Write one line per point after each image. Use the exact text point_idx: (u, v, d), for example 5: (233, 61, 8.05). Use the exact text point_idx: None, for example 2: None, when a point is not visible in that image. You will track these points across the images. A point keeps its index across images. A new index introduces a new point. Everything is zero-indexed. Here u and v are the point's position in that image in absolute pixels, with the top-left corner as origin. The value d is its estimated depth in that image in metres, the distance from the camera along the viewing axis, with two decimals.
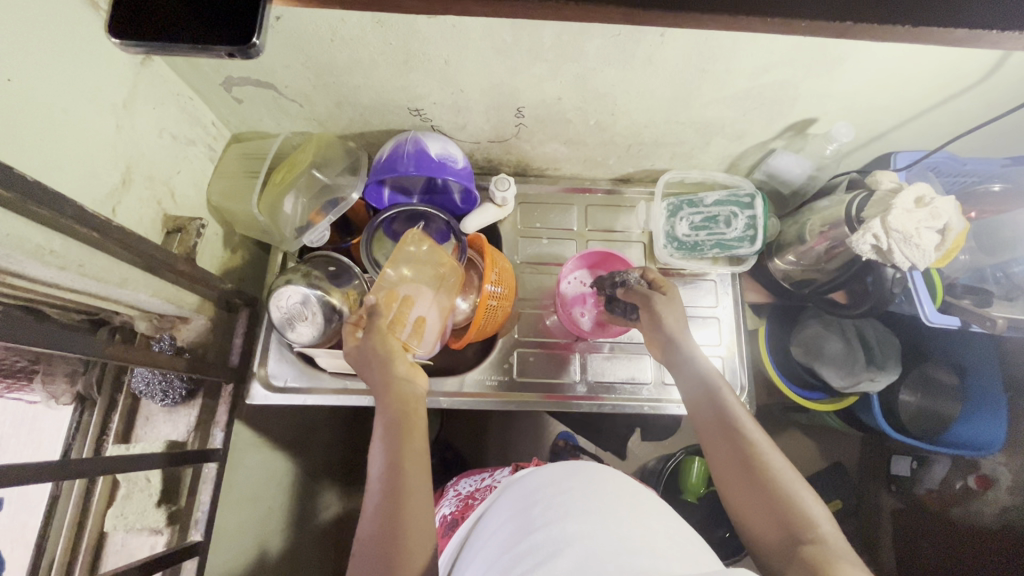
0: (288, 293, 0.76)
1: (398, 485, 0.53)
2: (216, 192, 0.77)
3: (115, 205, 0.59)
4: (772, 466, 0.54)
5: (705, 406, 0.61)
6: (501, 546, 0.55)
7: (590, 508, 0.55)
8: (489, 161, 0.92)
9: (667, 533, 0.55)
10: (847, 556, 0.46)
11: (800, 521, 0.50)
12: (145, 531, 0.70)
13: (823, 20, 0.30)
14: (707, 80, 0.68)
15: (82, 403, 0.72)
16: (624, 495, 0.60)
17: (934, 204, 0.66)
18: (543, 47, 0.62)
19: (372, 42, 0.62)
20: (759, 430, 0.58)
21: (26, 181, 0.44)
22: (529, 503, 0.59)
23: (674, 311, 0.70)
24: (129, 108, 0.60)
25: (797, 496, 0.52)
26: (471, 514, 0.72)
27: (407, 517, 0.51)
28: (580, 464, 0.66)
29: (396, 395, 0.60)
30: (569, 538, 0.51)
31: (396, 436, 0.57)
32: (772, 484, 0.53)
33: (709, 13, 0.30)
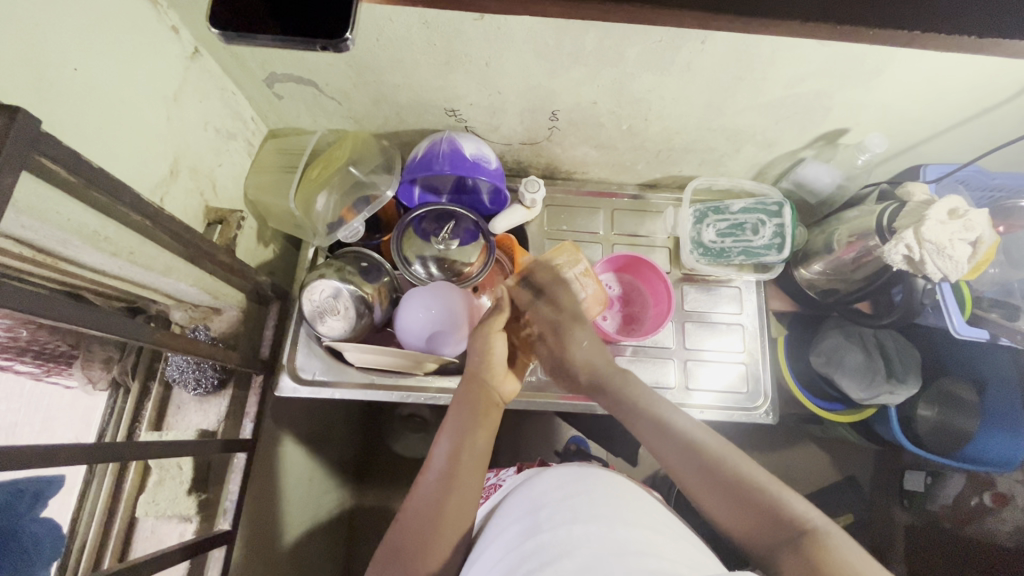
0: (321, 287, 0.77)
1: (461, 468, 0.60)
2: (253, 187, 0.79)
3: (163, 195, 0.60)
4: (743, 471, 0.54)
5: (659, 431, 0.61)
6: (509, 546, 0.55)
7: (600, 512, 0.55)
8: (518, 162, 0.92)
9: (670, 535, 0.55)
10: (837, 544, 0.47)
11: (790, 521, 0.50)
12: (175, 519, 0.70)
13: (891, 29, 0.31)
14: (744, 89, 0.69)
15: (116, 390, 0.73)
16: (631, 500, 0.60)
17: (968, 215, 0.66)
18: (584, 52, 0.63)
19: (416, 42, 0.63)
20: (720, 441, 0.58)
21: (97, 172, 0.45)
22: (539, 505, 0.60)
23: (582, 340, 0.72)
24: (179, 101, 0.61)
25: (774, 492, 0.52)
26: (481, 509, 0.73)
27: (454, 495, 0.58)
28: (586, 470, 0.66)
29: (484, 393, 0.68)
30: (577, 539, 0.51)
31: (469, 427, 0.64)
32: (747, 490, 0.53)
33: (780, 19, 0.31)
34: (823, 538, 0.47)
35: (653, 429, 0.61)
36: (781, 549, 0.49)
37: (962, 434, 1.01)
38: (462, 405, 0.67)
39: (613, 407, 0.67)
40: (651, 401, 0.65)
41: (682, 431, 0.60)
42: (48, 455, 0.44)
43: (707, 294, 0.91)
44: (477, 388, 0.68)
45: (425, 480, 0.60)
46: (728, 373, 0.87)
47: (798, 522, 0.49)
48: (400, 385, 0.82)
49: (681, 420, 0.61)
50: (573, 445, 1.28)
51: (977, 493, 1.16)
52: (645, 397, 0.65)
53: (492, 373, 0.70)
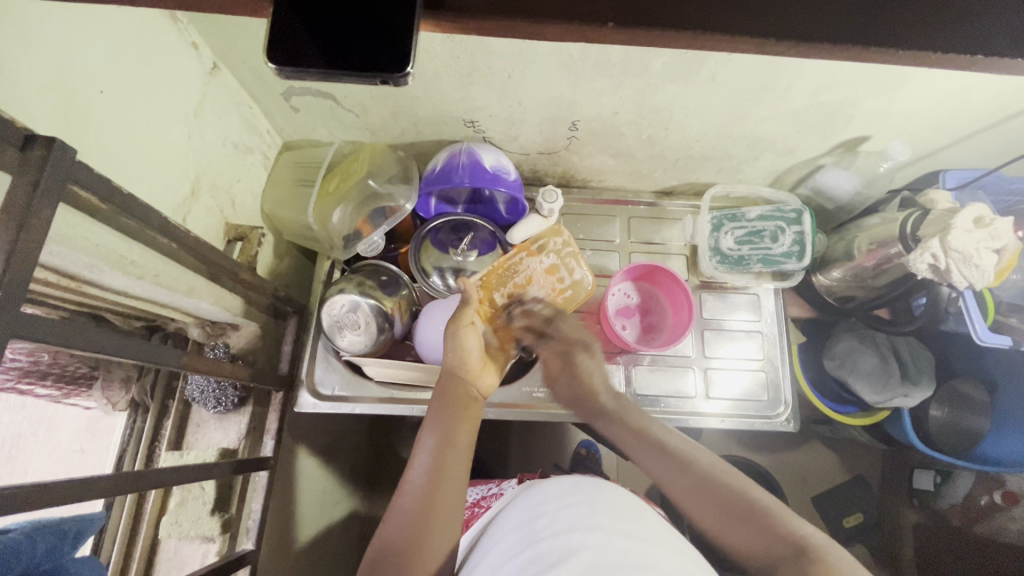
0: (341, 302, 0.76)
1: (445, 474, 0.57)
2: (269, 201, 0.78)
3: (185, 214, 0.59)
4: (742, 487, 0.54)
5: (650, 452, 0.60)
6: (506, 552, 0.55)
7: (600, 522, 0.55)
8: (534, 171, 0.92)
9: (666, 545, 0.54)
10: (838, 555, 0.47)
11: (788, 536, 0.49)
12: (197, 540, 0.69)
13: (953, 54, 0.29)
14: (768, 98, 0.69)
15: (135, 410, 0.72)
16: (628, 511, 0.59)
17: (994, 224, 0.65)
18: (609, 64, 0.63)
19: (440, 55, 0.62)
20: (717, 460, 0.58)
21: (133, 201, 0.44)
22: (537, 513, 0.60)
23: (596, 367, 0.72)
24: (199, 118, 0.60)
25: (774, 507, 0.52)
26: (479, 520, 0.72)
27: (439, 500, 0.56)
28: (580, 481, 0.66)
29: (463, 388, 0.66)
30: (578, 549, 0.51)
31: (453, 429, 0.61)
32: (749, 504, 0.52)
33: (840, 45, 0.30)
34: (823, 550, 0.47)
35: (645, 448, 0.61)
36: (779, 565, 0.48)
37: (974, 435, 1.00)
38: (440, 403, 0.64)
39: (605, 426, 0.67)
40: (642, 420, 0.65)
41: (676, 450, 0.59)
42: (81, 488, 0.44)
43: (724, 301, 0.91)
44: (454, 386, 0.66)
45: (408, 486, 0.57)
46: (746, 381, 0.87)
47: (797, 538, 0.48)
48: (420, 398, 0.81)
49: (675, 441, 0.61)
50: (583, 449, 1.29)
51: (987, 492, 1.18)
52: (638, 418, 0.65)
53: (469, 366, 0.68)
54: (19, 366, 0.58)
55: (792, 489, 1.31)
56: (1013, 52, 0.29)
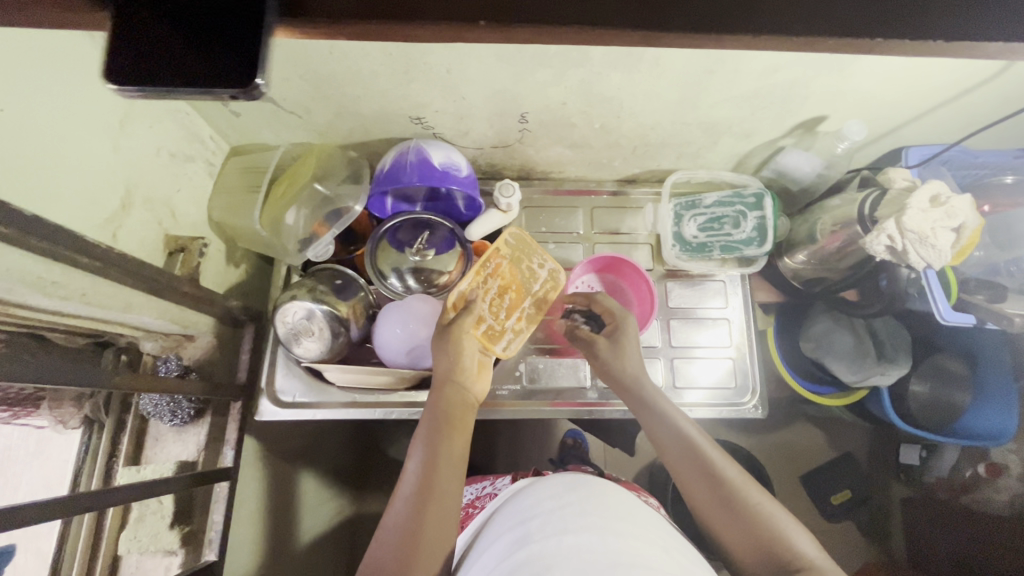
0: (293, 309, 0.75)
1: (438, 484, 0.56)
2: (217, 209, 0.76)
3: (116, 229, 0.57)
4: (755, 502, 0.55)
5: (681, 451, 0.60)
6: (499, 556, 0.54)
7: (592, 523, 0.54)
8: (492, 166, 0.90)
9: (659, 546, 0.53)
10: None
11: (796, 563, 0.51)
12: (159, 553, 0.69)
13: (853, 36, 0.29)
14: (716, 81, 0.66)
15: (89, 427, 0.70)
16: (621, 509, 0.58)
17: (950, 203, 0.64)
18: (548, 54, 0.61)
19: (372, 53, 0.60)
20: (735, 467, 0.58)
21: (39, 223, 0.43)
22: (529, 514, 0.59)
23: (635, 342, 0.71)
24: (126, 130, 0.58)
25: (785, 528, 0.53)
26: (473, 521, 0.71)
27: (432, 513, 0.54)
28: (576, 480, 0.65)
29: (459, 395, 0.64)
30: (568, 552, 0.50)
31: (439, 439, 0.59)
32: (760, 521, 0.54)
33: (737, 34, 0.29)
34: None
35: (677, 441, 0.61)
36: None
37: (955, 410, 1.02)
38: (433, 408, 0.63)
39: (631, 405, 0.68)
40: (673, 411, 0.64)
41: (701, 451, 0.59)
42: None
43: (690, 289, 0.89)
44: (447, 394, 0.64)
45: (399, 502, 0.56)
46: (715, 368, 0.86)
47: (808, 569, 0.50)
48: (382, 402, 0.81)
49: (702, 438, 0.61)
50: (570, 440, 1.29)
51: (971, 464, 1.16)
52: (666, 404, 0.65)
53: (461, 373, 0.67)
54: None
55: (776, 470, 1.31)
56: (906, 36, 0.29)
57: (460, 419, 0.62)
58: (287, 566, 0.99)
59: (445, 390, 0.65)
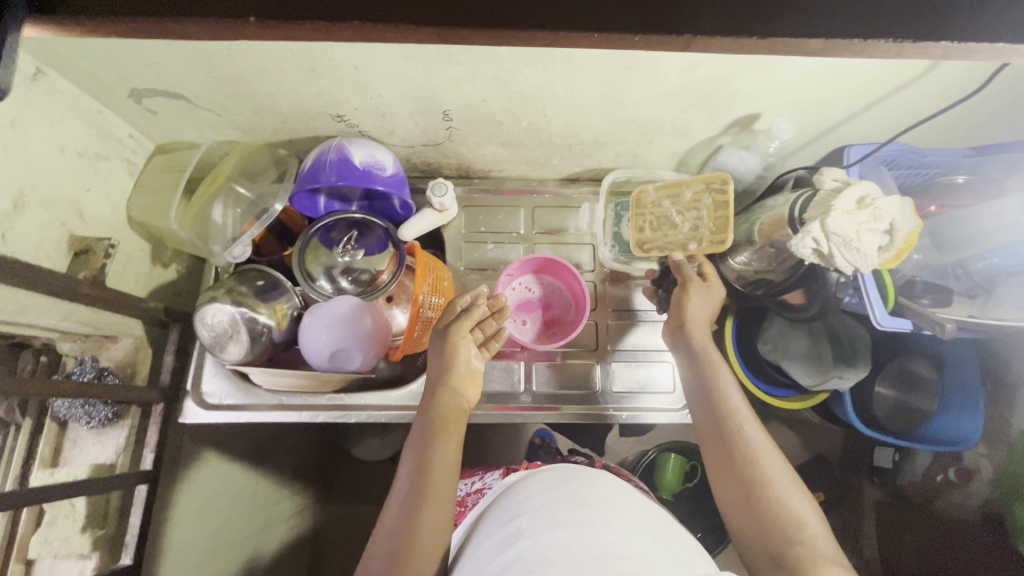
0: (213, 311, 0.73)
1: (428, 487, 0.57)
2: (138, 208, 0.74)
3: (6, 230, 0.56)
4: (766, 471, 0.56)
5: (710, 414, 0.62)
6: (489, 554, 0.53)
7: (576, 516, 0.53)
8: (429, 164, 0.88)
9: (652, 536, 0.53)
10: (832, 558, 0.49)
11: (793, 531, 0.52)
12: (72, 557, 0.69)
13: None
14: (634, 79, 0.64)
15: (3, 430, 0.67)
16: (612, 501, 0.57)
17: (876, 204, 0.62)
18: (453, 51, 0.59)
19: (272, 50, 0.59)
20: (760, 434, 0.59)
21: None
22: (516, 511, 0.57)
23: (704, 303, 0.70)
24: (18, 128, 0.57)
25: (786, 499, 0.54)
26: (466, 518, 0.68)
27: (423, 517, 0.55)
28: (564, 471, 0.64)
29: (451, 404, 0.66)
30: (552, 547, 0.49)
31: (426, 448, 0.61)
32: (765, 491, 0.55)
33: None
34: (813, 550, 0.50)
35: (706, 405, 0.63)
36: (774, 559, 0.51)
37: (920, 414, 1.02)
38: (423, 418, 0.65)
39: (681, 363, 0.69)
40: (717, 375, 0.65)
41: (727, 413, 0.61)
42: None
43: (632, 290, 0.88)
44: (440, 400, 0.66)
45: (391, 506, 0.57)
46: (655, 372, 0.84)
47: (800, 538, 0.51)
48: (310, 405, 0.80)
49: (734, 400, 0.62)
50: (537, 439, 1.28)
51: (942, 470, 1.12)
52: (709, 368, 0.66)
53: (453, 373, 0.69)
54: None
55: None
56: None
57: (444, 418, 0.65)
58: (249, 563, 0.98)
59: (439, 394, 0.67)
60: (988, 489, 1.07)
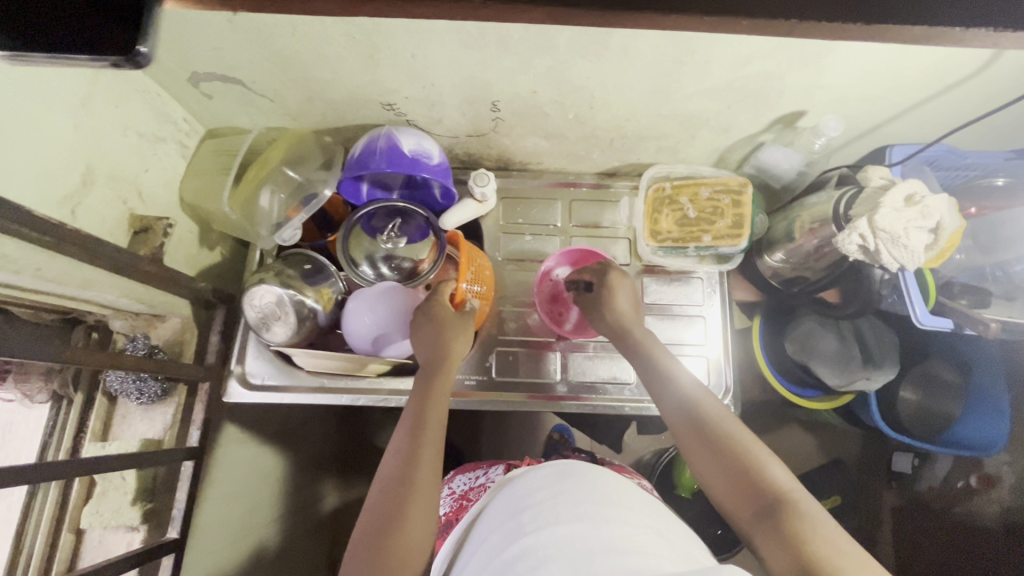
0: (261, 293, 0.75)
1: (420, 457, 0.58)
2: (189, 191, 0.76)
3: (75, 206, 0.58)
4: (739, 440, 0.56)
5: (670, 395, 0.63)
6: (489, 554, 0.51)
7: (581, 511, 0.51)
8: (470, 155, 0.89)
9: (655, 530, 0.52)
10: (812, 510, 0.49)
11: (772, 490, 0.52)
12: (121, 529, 0.71)
13: None
14: (686, 72, 0.65)
15: (58, 402, 0.72)
16: (613, 495, 0.56)
17: (925, 202, 0.62)
18: (511, 40, 0.60)
19: (334, 35, 0.60)
20: (723, 409, 0.60)
21: None
22: (516, 508, 0.55)
23: (627, 297, 0.74)
24: (88, 107, 0.59)
25: (763, 462, 0.54)
26: (460, 522, 0.66)
27: (415, 483, 0.56)
28: (562, 466, 0.61)
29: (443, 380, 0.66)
30: (554, 546, 0.47)
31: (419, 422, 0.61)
32: (742, 457, 0.55)
33: None
34: (797, 504, 0.50)
35: (664, 387, 0.64)
36: (760, 521, 0.51)
37: (943, 419, 1.00)
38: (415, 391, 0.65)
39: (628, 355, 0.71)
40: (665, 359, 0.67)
41: (693, 405, 0.61)
42: None
43: (668, 285, 0.88)
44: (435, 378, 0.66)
45: (384, 478, 0.58)
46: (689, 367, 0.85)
47: (782, 495, 0.51)
48: (352, 388, 0.81)
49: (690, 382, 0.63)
50: (556, 434, 1.29)
51: (964, 476, 1.19)
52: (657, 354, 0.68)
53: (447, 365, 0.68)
54: None
55: None
56: None
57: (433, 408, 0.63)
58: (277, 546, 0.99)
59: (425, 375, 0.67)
60: (1008, 496, 1.16)
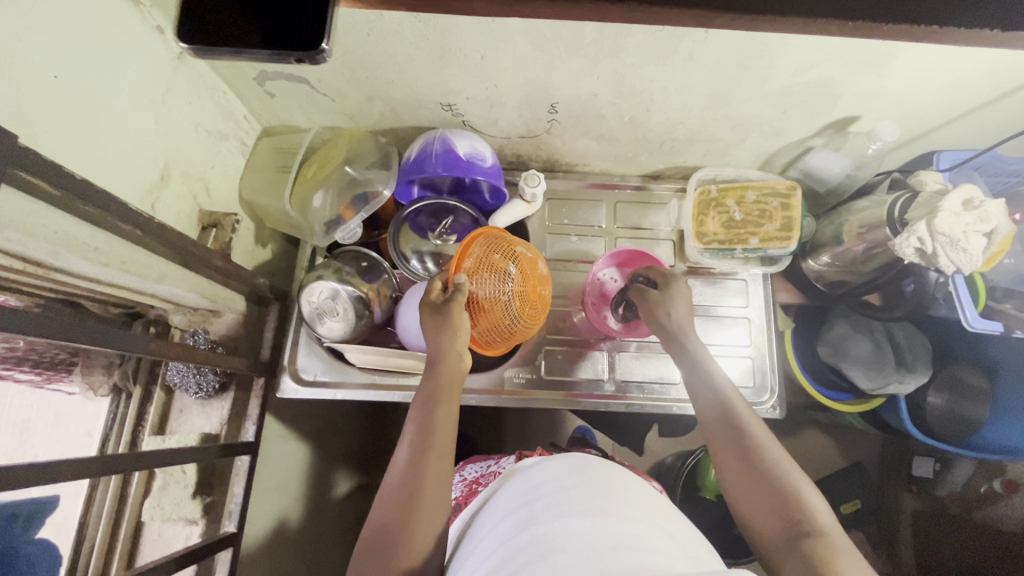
0: (319, 289, 0.76)
1: (428, 459, 0.57)
2: (248, 187, 0.77)
3: (154, 200, 0.59)
4: (778, 465, 0.55)
5: (715, 408, 0.61)
6: (498, 542, 0.50)
7: (592, 506, 0.50)
8: (518, 156, 0.90)
9: (665, 527, 0.50)
10: (846, 549, 0.47)
11: (804, 520, 0.50)
12: (181, 522, 0.71)
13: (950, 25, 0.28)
14: (749, 77, 0.66)
15: (118, 396, 0.73)
16: (627, 490, 0.55)
17: (984, 206, 0.63)
18: (583, 43, 0.61)
19: (409, 36, 0.61)
20: (765, 430, 0.59)
21: (77, 182, 0.44)
22: (529, 497, 0.54)
23: (681, 308, 0.71)
24: (167, 103, 0.60)
25: (798, 489, 0.53)
26: (469, 506, 0.66)
27: (426, 483, 0.55)
28: (578, 460, 0.60)
29: (452, 373, 0.64)
30: (563, 538, 0.46)
31: (430, 423, 0.59)
32: (776, 481, 0.54)
33: (834, 24, 0.29)
34: (833, 541, 0.48)
35: (711, 402, 0.62)
36: (788, 551, 0.49)
37: (972, 423, 0.94)
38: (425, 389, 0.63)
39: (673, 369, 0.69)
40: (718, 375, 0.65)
41: (740, 421, 0.59)
42: (45, 472, 0.44)
43: (712, 287, 0.89)
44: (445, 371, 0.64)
45: (392, 476, 0.57)
46: (734, 368, 0.86)
47: (815, 528, 0.49)
48: (400, 385, 0.81)
49: (741, 403, 0.61)
50: (579, 435, 1.29)
51: (986, 480, 1.14)
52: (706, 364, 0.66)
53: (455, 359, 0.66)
54: None
55: None
56: (988, 24, 0.28)
57: (443, 407, 0.61)
58: (313, 543, 0.99)
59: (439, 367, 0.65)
60: None
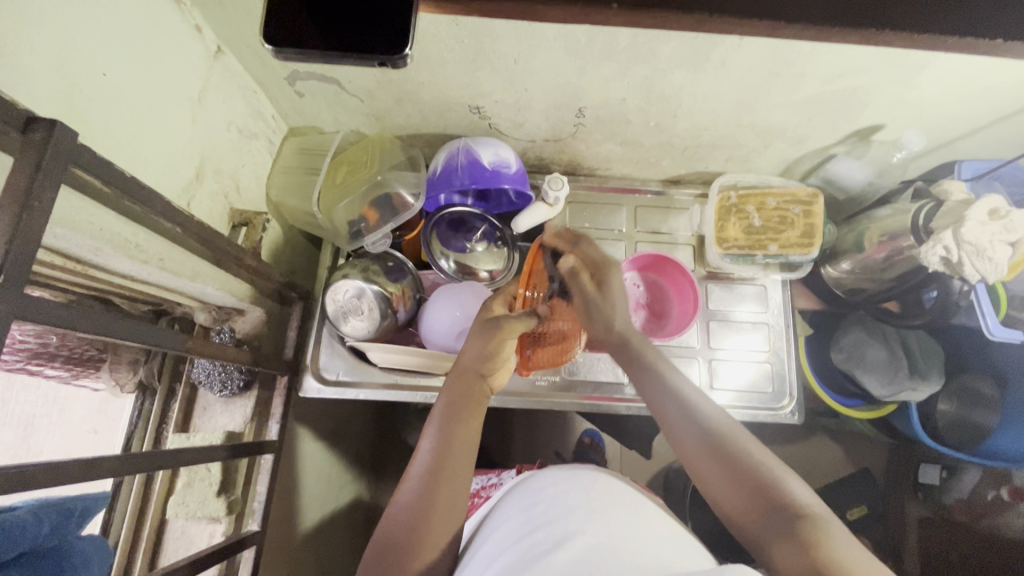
0: (345, 288, 0.77)
1: (445, 470, 0.54)
2: (275, 188, 0.78)
3: (190, 198, 0.59)
4: (749, 450, 0.53)
5: (668, 401, 0.59)
6: (504, 542, 0.53)
7: (593, 511, 0.53)
8: (540, 159, 0.91)
9: (663, 532, 0.53)
10: (833, 525, 0.45)
11: (787, 504, 0.48)
12: (204, 520, 0.71)
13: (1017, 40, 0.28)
14: (778, 85, 0.67)
15: (143, 393, 0.72)
16: (627, 498, 0.57)
17: (1010, 217, 0.64)
18: (617, 48, 0.62)
19: (445, 39, 0.62)
20: (723, 414, 0.57)
21: (126, 179, 0.44)
22: (534, 501, 0.57)
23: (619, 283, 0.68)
24: (203, 102, 0.60)
25: (776, 473, 0.51)
26: (476, 513, 0.68)
27: (440, 494, 0.53)
28: (577, 470, 0.63)
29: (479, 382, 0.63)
30: (569, 536, 0.49)
31: (451, 436, 0.56)
32: (753, 468, 0.51)
33: (899, 38, 0.30)
34: (818, 520, 0.46)
35: (665, 395, 0.60)
36: (774, 533, 0.47)
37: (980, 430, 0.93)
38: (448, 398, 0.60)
39: (617, 368, 0.67)
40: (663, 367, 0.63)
41: (700, 409, 0.57)
42: (87, 467, 0.44)
43: (731, 292, 0.90)
44: (471, 380, 0.62)
45: (407, 485, 0.54)
46: (753, 372, 0.86)
47: (800, 510, 0.47)
48: (422, 385, 0.81)
49: (694, 392, 0.59)
50: (587, 438, 1.31)
51: None
52: (653, 356, 0.64)
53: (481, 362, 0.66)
54: (28, 347, 0.58)
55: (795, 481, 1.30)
56: None
57: (468, 419, 0.58)
58: (325, 543, 0.99)
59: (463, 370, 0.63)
60: None
